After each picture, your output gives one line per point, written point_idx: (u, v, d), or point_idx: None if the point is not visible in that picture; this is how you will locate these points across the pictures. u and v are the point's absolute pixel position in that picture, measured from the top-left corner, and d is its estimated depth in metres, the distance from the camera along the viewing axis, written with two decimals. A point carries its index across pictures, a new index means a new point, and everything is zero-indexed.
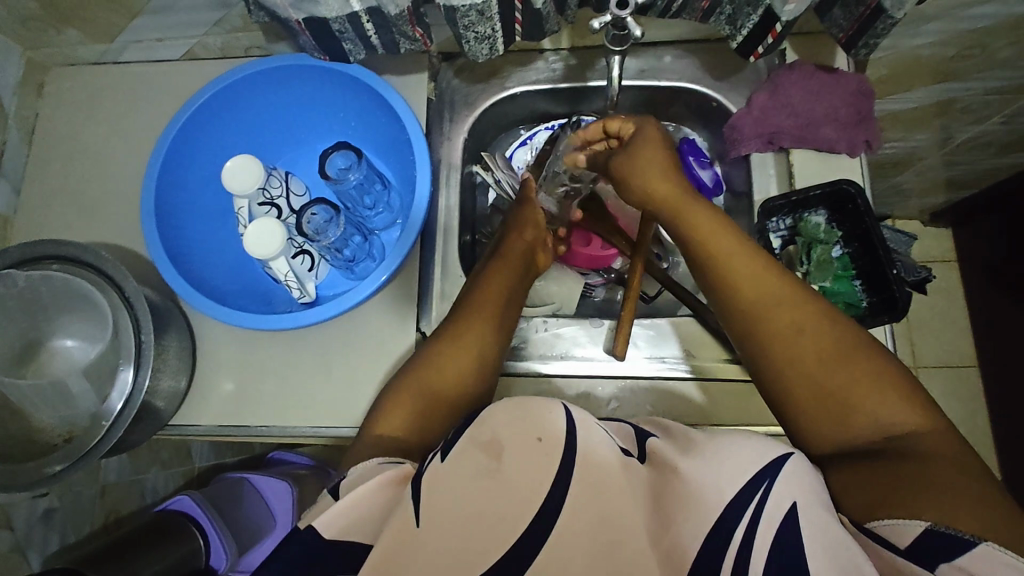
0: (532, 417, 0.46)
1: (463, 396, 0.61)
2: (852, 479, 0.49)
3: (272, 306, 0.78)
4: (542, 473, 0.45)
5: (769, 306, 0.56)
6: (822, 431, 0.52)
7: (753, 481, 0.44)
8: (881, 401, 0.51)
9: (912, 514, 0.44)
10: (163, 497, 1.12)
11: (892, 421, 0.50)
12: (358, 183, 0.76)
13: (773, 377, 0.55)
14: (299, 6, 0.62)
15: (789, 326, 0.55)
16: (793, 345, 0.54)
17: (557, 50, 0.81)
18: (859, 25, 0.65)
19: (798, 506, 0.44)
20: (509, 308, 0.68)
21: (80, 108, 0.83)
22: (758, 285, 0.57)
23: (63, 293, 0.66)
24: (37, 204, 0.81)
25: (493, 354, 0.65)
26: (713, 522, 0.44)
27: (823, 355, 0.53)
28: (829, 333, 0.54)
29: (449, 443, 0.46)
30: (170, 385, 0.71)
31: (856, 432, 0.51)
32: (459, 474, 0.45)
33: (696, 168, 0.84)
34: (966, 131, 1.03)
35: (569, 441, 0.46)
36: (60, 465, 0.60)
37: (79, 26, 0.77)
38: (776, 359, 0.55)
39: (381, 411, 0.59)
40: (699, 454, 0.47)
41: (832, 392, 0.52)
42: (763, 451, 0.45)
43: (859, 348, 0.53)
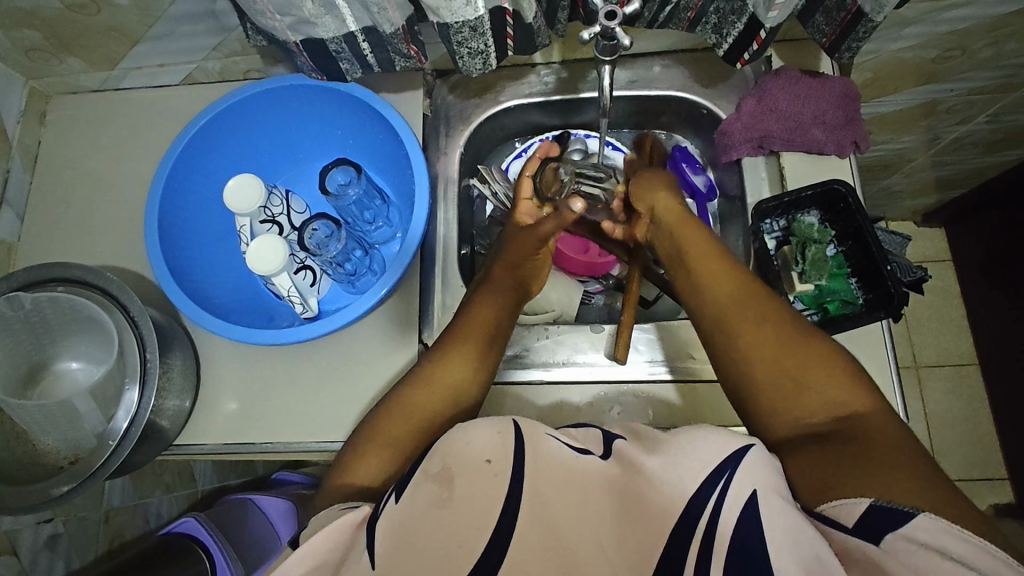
0: (485, 441, 0.48)
1: (434, 422, 0.61)
2: (806, 460, 0.50)
3: (275, 321, 0.79)
4: (496, 495, 0.46)
5: (737, 298, 0.59)
6: (777, 413, 0.53)
7: (716, 472, 0.45)
8: (832, 385, 0.52)
9: (857, 492, 0.45)
10: (167, 521, 1.11)
11: (839, 402, 0.52)
12: (357, 198, 0.77)
13: (736, 363, 0.57)
14: (297, 28, 0.64)
15: (753, 315, 0.57)
16: (754, 332, 0.56)
17: (548, 64, 0.83)
18: (841, 29, 0.67)
19: (758, 493, 0.44)
20: (492, 345, 0.67)
21: (83, 135, 0.85)
22: (725, 285, 0.60)
23: (68, 315, 0.66)
24: (41, 230, 0.82)
25: (475, 384, 0.64)
26: (676, 518, 0.45)
27: (779, 339, 0.55)
28: (786, 320, 0.56)
29: (402, 483, 0.47)
30: (174, 405, 0.71)
31: (808, 415, 0.52)
32: (414, 500, 0.46)
33: (690, 173, 0.86)
34: (953, 131, 1.05)
35: (519, 458, 0.47)
36: (67, 486, 0.60)
37: (81, 54, 0.78)
38: (738, 344, 0.57)
39: (353, 456, 0.58)
40: (664, 452, 0.47)
41: (786, 373, 0.54)
42: (725, 443, 0.46)
43: (812, 337, 0.55)
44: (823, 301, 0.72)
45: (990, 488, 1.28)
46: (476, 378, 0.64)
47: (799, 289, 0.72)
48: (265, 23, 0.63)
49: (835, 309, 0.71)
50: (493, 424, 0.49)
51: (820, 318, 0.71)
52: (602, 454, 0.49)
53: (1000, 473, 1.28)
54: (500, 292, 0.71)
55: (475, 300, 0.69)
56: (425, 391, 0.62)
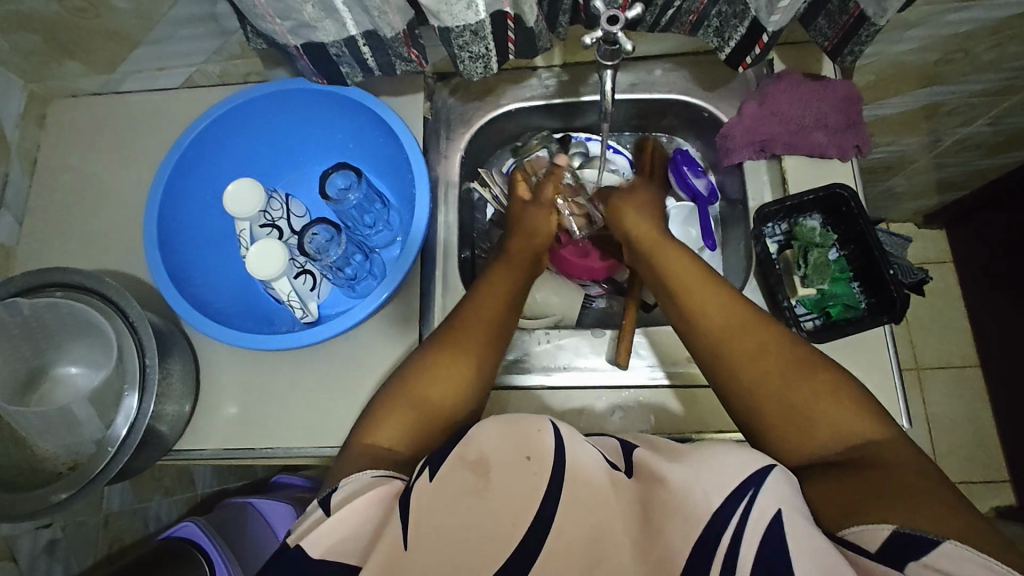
0: (521, 437, 0.48)
1: (457, 410, 0.61)
2: (828, 489, 0.49)
3: (275, 326, 0.79)
4: (534, 490, 0.47)
5: (734, 329, 0.58)
6: (791, 446, 0.53)
7: (739, 489, 0.45)
8: (843, 414, 0.52)
9: (881, 518, 0.45)
10: (166, 524, 1.11)
11: (850, 432, 0.52)
12: (357, 203, 0.76)
13: (744, 399, 0.56)
14: (297, 32, 0.64)
15: (752, 349, 0.57)
16: (758, 366, 0.56)
17: (549, 67, 0.83)
18: (843, 33, 0.66)
19: (783, 512, 0.43)
20: (511, 312, 0.68)
21: (81, 138, 0.84)
22: (716, 313, 0.59)
23: (67, 320, 0.66)
24: (40, 234, 0.81)
25: (491, 363, 0.64)
26: (700, 531, 0.44)
27: (784, 370, 0.55)
28: (789, 352, 0.56)
29: (436, 462, 0.48)
30: (174, 410, 0.71)
31: (823, 447, 0.52)
32: (447, 491, 0.46)
33: (691, 177, 0.85)
34: (954, 134, 1.05)
35: (561, 456, 0.48)
36: (64, 493, 0.59)
37: (80, 57, 0.78)
38: (744, 379, 0.56)
39: (373, 420, 0.59)
40: (686, 462, 0.47)
41: (796, 406, 0.53)
42: (748, 461, 0.46)
43: (816, 364, 0.55)
44: (824, 305, 0.72)
45: (991, 490, 1.28)
46: (494, 352, 0.65)
47: (801, 293, 0.72)
48: (265, 27, 0.63)
49: (837, 313, 0.71)
50: (530, 420, 0.49)
51: (822, 323, 0.71)
52: (627, 472, 0.49)
53: (1002, 476, 1.28)
54: (515, 270, 0.71)
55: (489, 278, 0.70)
56: (445, 377, 0.61)
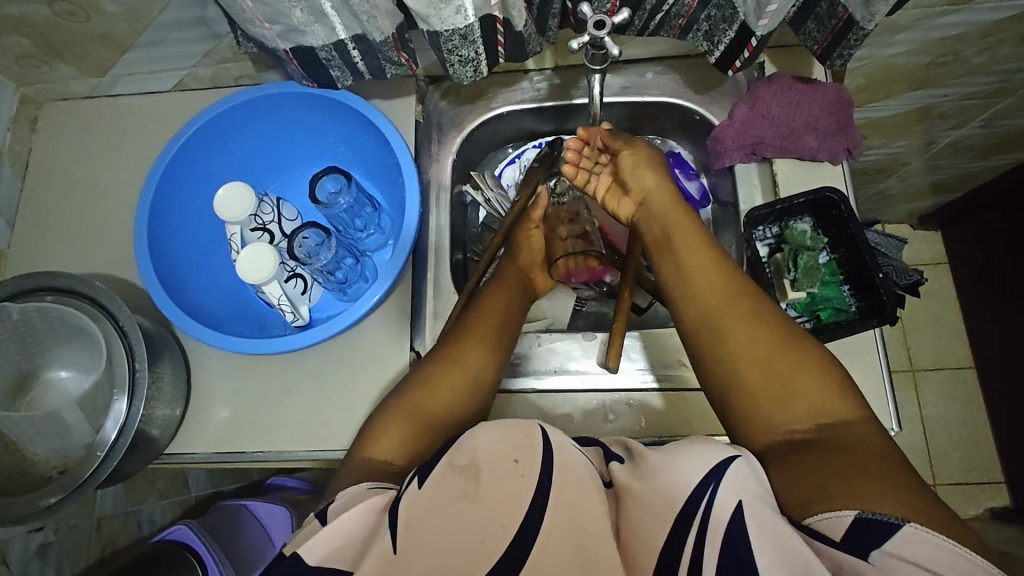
0: (510, 441, 0.48)
1: (454, 395, 0.62)
2: (791, 477, 0.49)
3: (267, 330, 0.79)
4: (522, 498, 0.46)
5: (730, 299, 0.60)
6: (761, 414, 0.54)
7: (700, 484, 0.45)
8: (820, 391, 0.53)
9: (842, 504, 0.45)
10: (160, 528, 1.11)
11: (823, 409, 0.52)
12: (348, 207, 0.76)
13: (723, 365, 0.57)
14: (286, 35, 0.64)
15: (745, 316, 0.58)
16: (747, 332, 0.57)
17: (540, 70, 0.83)
18: (832, 37, 0.67)
19: (744, 504, 0.44)
20: (505, 328, 0.70)
21: (73, 142, 0.84)
22: (711, 283, 0.62)
23: (56, 324, 0.66)
24: (31, 237, 0.81)
25: (489, 377, 0.65)
26: (670, 527, 0.45)
27: (770, 342, 0.56)
28: (780, 326, 0.57)
29: (426, 469, 0.47)
30: (164, 413, 0.71)
31: (792, 423, 0.52)
32: (438, 496, 0.46)
33: (683, 179, 0.87)
34: (948, 136, 1.05)
35: (545, 460, 0.48)
36: (55, 497, 0.59)
37: (71, 61, 0.78)
38: (729, 342, 0.57)
39: (372, 433, 0.58)
40: (658, 461, 0.48)
41: (775, 376, 0.54)
42: (714, 453, 0.46)
43: (797, 338, 0.56)
44: (815, 308, 0.72)
45: (985, 491, 1.28)
46: (496, 359, 0.67)
47: (791, 297, 0.72)
48: (254, 31, 0.63)
49: (827, 317, 0.71)
50: (519, 426, 0.49)
51: (813, 325, 0.70)
52: (608, 484, 0.51)
53: (996, 477, 1.28)
54: (509, 291, 0.74)
55: (486, 298, 0.72)
56: (443, 387, 0.62)
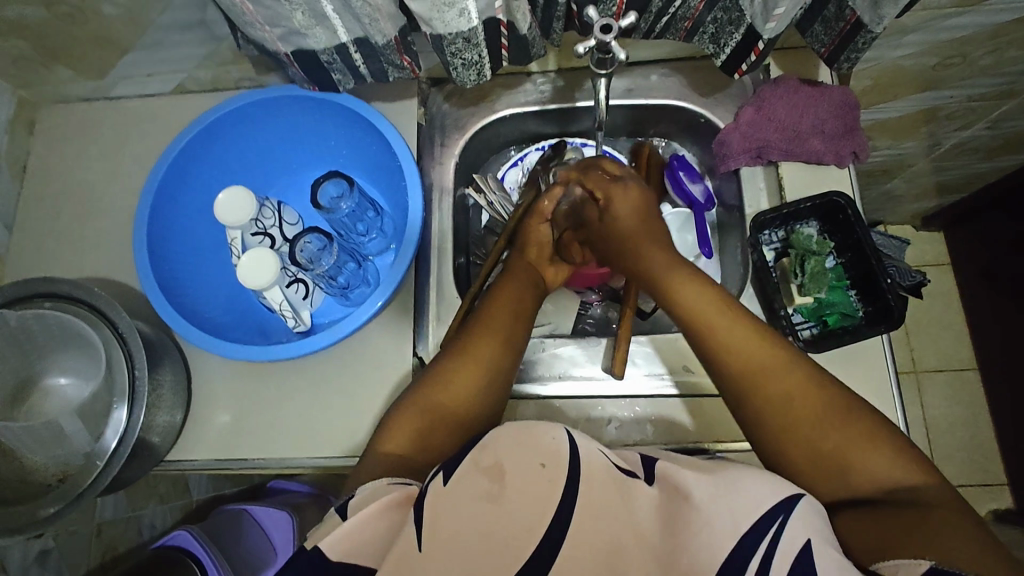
0: (539, 444, 0.46)
1: (471, 413, 0.61)
2: (860, 525, 0.49)
3: (268, 335, 0.78)
4: (548, 498, 0.45)
5: (761, 375, 0.56)
6: (823, 488, 0.53)
7: (770, 512, 0.45)
8: (880, 458, 0.51)
9: (914, 553, 0.45)
10: (161, 532, 1.10)
11: (895, 481, 0.51)
12: (350, 211, 0.76)
13: (774, 443, 0.55)
14: (287, 38, 0.63)
15: (781, 393, 0.55)
16: (789, 412, 0.54)
17: (544, 73, 0.83)
18: (840, 39, 0.66)
19: (812, 543, 0.44)
20: (520, 322, 0.67)
21: (72, 144, 0.83)
22: (745, 352, 0.57)
23: (54, 331, 0.65)
24: (30, 242, 0.81)
25: (505, 367, 0.64)
26: (730, 550, 0.43)
27: (825, 415, 0.54)
28: (821, 399, 0.54)
29: (452, 465, 0.47)
30: (165, 420, 0.70)
31: (858, 490, 0.51)
32: (460, 494, 0.45)
33: (686, 182, 0.85)
34: (953, 137, 1.05)
35: (573, 464, 0.46)
36: (53, 507, 0.59)
37: (69, 63, 0.77)
38: (773, 425, 0.55)
39: (384, 427, 0.60)
40: (714, 480, 0.47)
41: (829, 454, 0.53)
42: (777, 487, 0.46)
43: (856, 412, 0.54)
44: (822, 314, 0.71)
45: (988, 494, 1.27)
46: (511, 351, 0.65)
47: (798, 302, 0.71)
48: (255, 34, 0.62)
49: (834, 323, 0.70)
50: (547, 427, 0.47)
51: (819, 331, 0.70)
52: (649, 480, 0.49)
53: (999, 479, 1.28)
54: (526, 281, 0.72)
55: (499, 289, 0.70)
56: (459, 380, 0.61)
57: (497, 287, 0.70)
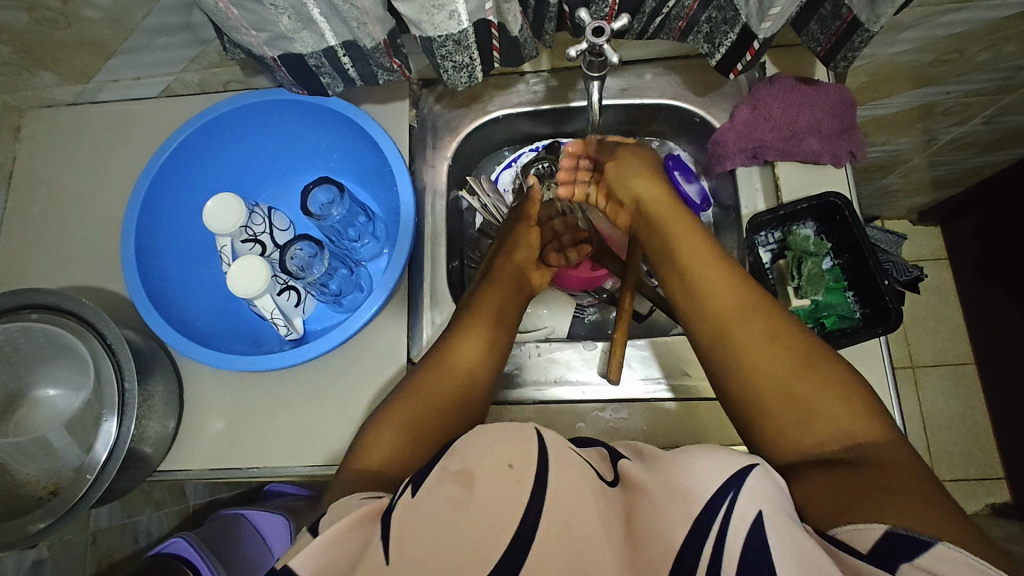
0: (504, 444, 0.45)
1: (460, 401, 0.61)
2: (817, 487, 0.48)
3: (261, 344, 0.77)
4: (516, 500, 0.43)
5: (732, 321, 0.57)
6: (785, 439, 0.52)
7: (722, 488, 0.43)
8: (843, 410, 0.51)
9: (874, 515, 0.44)
10: (157, 539, 1.10)
11: (851, 431, 0.50)
12: (341, 218, 0.74)
13: (740, 381, 0.55)
14: (274, 42, 0.62)
15: (760, 334, 0.56)
16: (764, 354, 0.55)
17: (537, 73, 0.81)
18: (836, 38, 0.65)
19: (765, 514, 0.41)
20: (503, 327, 0.67)
21: (58, 151, 0.82)
22: (728, 301, 0.59)
23: (43, 343, 0.64)
24: (17, 250, 0.79)
25: (486, 367, 0.64)
26: (688, 527, 0.42)
27: (796, 358, 0.54)
28: (796, 346, 0.54)
29: (420, 477, 0.45)
30: (157, 430, 0.69)
31: (816, 440, 0.51)
32: (431, 502, 0.43)
33: (683, 182, 0.84)
34: (950, 133, 1.04)
35: (542, 465, 0.44)
36: (43, 522, 0.58)
37: (54, 68, 0.76)
38: (747, 368, 0.55)
39: (370, 437, 0.58)
40: (670, 467, 0.46)
41: (801, 397, 0.52)
42: (727, 461, 0.44)
43: (826, 361, 0.53)
44: (819, 315, 0.70)
45: (985, 488, 1.27)
46: (494, 359, 0.65)
47: (795, 304, 0.70)
48: (241, 38, 0.61)
49: (831, 325, 0.70)
50: (513, 429, 0.46)
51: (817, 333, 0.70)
52: (611, 481, 0.47)
53: (997, 473, 1.28)
54: (512, 290, 0.72)
55: (487, 293, 0.69)
56: (446, 377, 0.62)
57: (487, 290, 0.70)
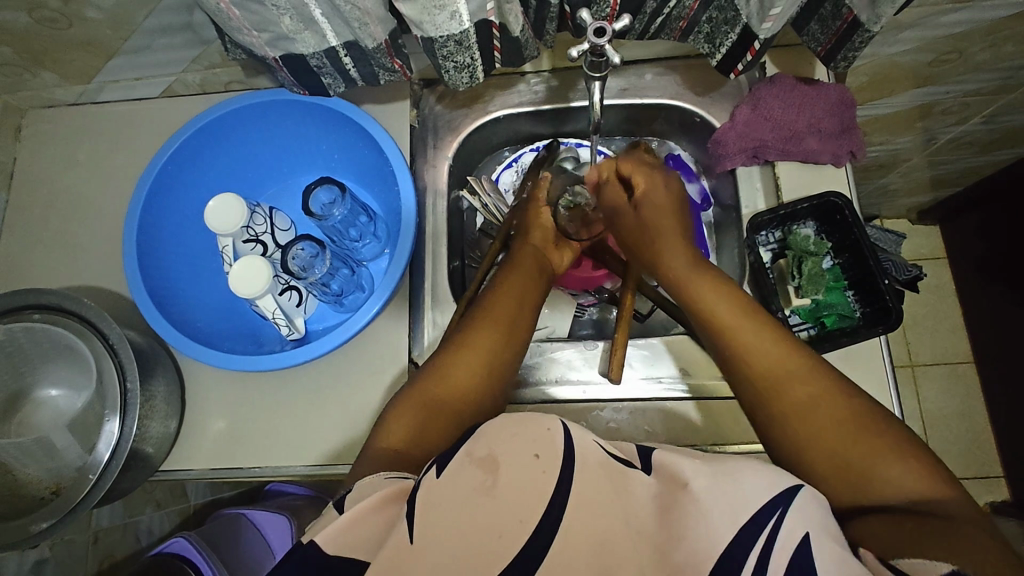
0: (531, 434, 0.44)
1: (475, 395, 0.60)
2: (872, 526, 0.46)
3: (262, 344, 0.77)
4: (542, 489, 0.43)
5: (776, 378, 0.55)
6: (840, 497, 0.50)
7: (769, 505, 0.42)
8: (889, 458, 0.49)
9: (938, 554, 0.41)
10: (159, 538, 1.10)
11: (915, 492, 0.48)
12: (342, 218, 0.74)
13: (791, 445, 0.53)
14: (275, 43, 0.62)
15: (806, 400, 0.53)
16: (813, 420, 0.52)
17: (538, 72, 0.82)
18: (837, 38, 0.65)
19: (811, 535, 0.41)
20: (525, 309, 0.66)
21: (59, 152, 0.82)
22: (765, 355, 0.56)
23: (44, 343, 0.64)
24: (18, 251, 0.79)
25: (503, 360, 0.63)
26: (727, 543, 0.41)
27: (848, 423, 0.51)
28: (847, 411, 0.52)
29: (445, 458, 0.45)
30: (159, 430, 0.69)
31: (878, 498, 0.48)
32: (457, 485, 0.43)
33: (683, 182, 0.86)
34: (949, 132, 1.04)
35: (566, 458, 0.44)
36: (45, 522, 0.58)
37: (55, 69, 0.76)
38: (794, 433, 0.53)
39: (385, 421, 0.58)
40: (716, 468, 0.44)
41: (854, 464, 0.50)
42: (773, 476, 0.43)
43: (881, 427, 0.51)
44: (819, 315, 0.70)
45: (984, 487, 1.27)
46: (511, 352, 0.64)
47: (796, 303, 0.71)
48: (243, 39, 0.62)
49: (831, 324, 0.70)
50: (542, 419, 0.45)
51: (816, 333, 0.70)
52: (646, 469, 0.46)
53: (996, 472, 1.28)
54: (533, 290, 0.69)
55: (503, 283, 0.68)
56: (462, 369, 0.61)
57: (502, 280, 0.69)
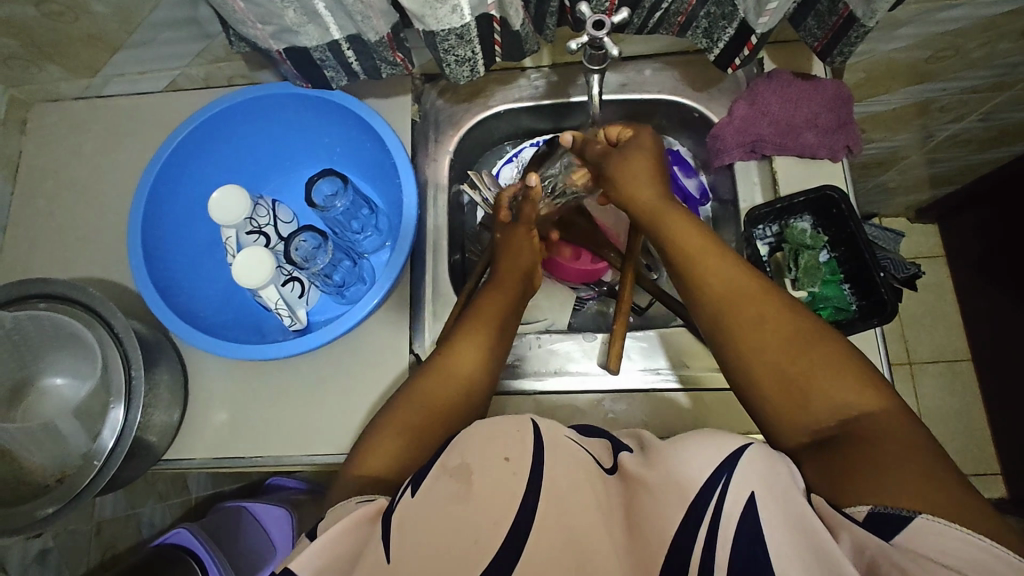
0: (497, 438, 0.46)
1: (457, 407, 0.61)
2: (817, 466, 0.48)
3: (265, 334, 0.78)
4: (511, 493, 0.44)
5: (734, 301, 0.56)
6: (785, 424, 0.51)
7: (712, 478, 0.42)
8: (838, 385, 0.50)
9: (868, 492, 0.43)
10: (160, 530, 1.11)
11: (848, 404, 0.49)
12: (345, 210, 0.75)
13: (737, 362, 0.54)
14: (279, 35, 0.63)
15: (755, 316, 0.54)
16: (759, 333, 0.54)
17: (538, 68, 0.83)
18: (833, 33, 0.66)
19: (757, 496, 0.41)
20: (506, 330, 0.68)
21: (64, 144, 0.83)
22: (725, 279, 0.57)
23: (50, 332, 0.65)
24: (23, 241, 0.80)
25: (484, 373, 0.64)
26: (697, 520, 0.41)
27: (790, 340, 0.52)
28: (791, 325, 0.53)
29: (419, 478, 0.45)
30: (162, 419, 0.70)
31: (814, 417, 0.50)
32: (432, 499, 0.44)
33: (682, 177, 0.85)
34: (946, 129, 1.05)
35: (537, 456, 0.45)
36: (51, 507, 0.59)
37: (61, 62, 0.77)
38: (740, 346, 0.54)
39: (368, 447, 0.58)
40: (665, 461, 0.45)
41: (794, 377, 0.51)
42: (719, 444, 0.43)
43: (823, 339, 0.52)
44: (816, 307, 0.71)
45: (982, 484, 1.28)
46: (492, 367, 0.65)
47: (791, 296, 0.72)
48: (247, 32, 0.62)
49: (828, 316, 0.70)
50: (510, 422, 0.47)
51: None
52: (609, 468, 0.48)
53: (993, 469, 1.28)
54: (511, 299, 0.70)
55: (483, 301, 0.69)
56: (438, 384, 0.62)
57: (482, 298, 0.70)
